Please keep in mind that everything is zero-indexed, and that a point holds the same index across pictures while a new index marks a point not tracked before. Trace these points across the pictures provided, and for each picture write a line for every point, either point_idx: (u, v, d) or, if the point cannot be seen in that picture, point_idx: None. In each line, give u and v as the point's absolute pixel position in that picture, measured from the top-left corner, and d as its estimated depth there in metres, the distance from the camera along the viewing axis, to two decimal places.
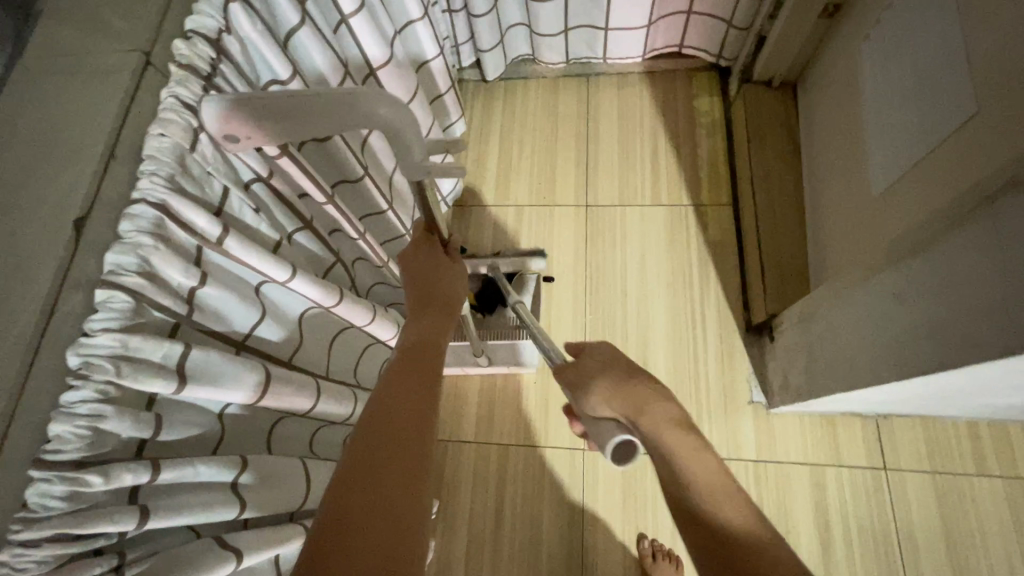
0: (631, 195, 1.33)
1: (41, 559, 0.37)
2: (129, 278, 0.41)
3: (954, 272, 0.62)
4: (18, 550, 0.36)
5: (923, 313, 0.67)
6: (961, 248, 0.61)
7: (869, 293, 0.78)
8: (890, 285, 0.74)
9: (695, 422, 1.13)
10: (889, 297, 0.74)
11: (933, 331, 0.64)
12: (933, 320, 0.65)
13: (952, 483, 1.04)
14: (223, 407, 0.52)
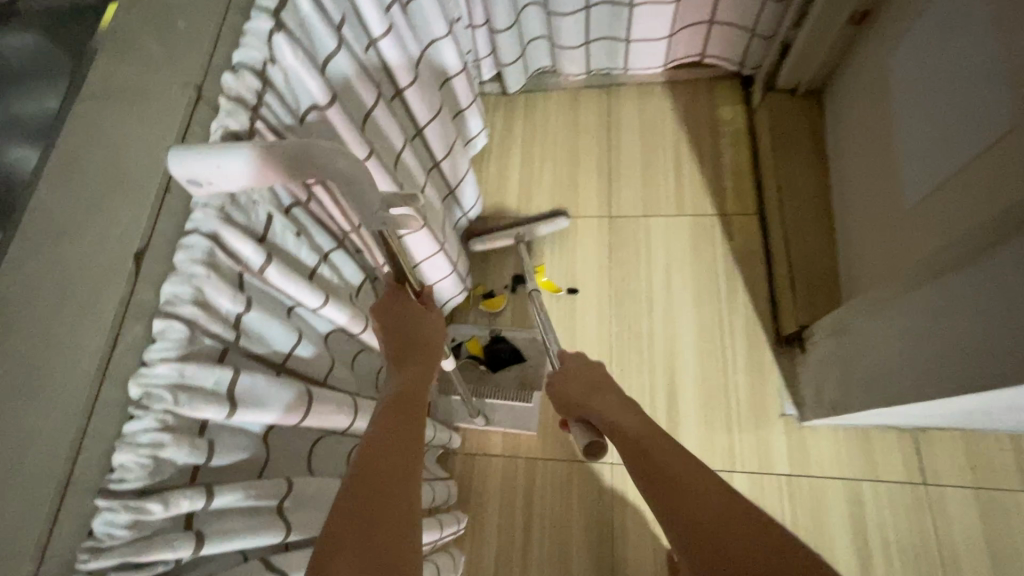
0: (654, 205, 1.33)
1: None
2: (185, 308, 0.43)
3: (996, 288, 0.61)
4: None
5: (964, 329, 0.65)
6: (1005, 263, 0.60)
7: (908, 306, 0.76)
8: (929, 299, 0.73)
9: (725, 435, 1.11)
10: (927, 310, 0.73)
11: (975, 347, 0.63)
12: (975, 336, 0.63)
13: (995, 499, 1.00)
14: (266, 430, 0.52)
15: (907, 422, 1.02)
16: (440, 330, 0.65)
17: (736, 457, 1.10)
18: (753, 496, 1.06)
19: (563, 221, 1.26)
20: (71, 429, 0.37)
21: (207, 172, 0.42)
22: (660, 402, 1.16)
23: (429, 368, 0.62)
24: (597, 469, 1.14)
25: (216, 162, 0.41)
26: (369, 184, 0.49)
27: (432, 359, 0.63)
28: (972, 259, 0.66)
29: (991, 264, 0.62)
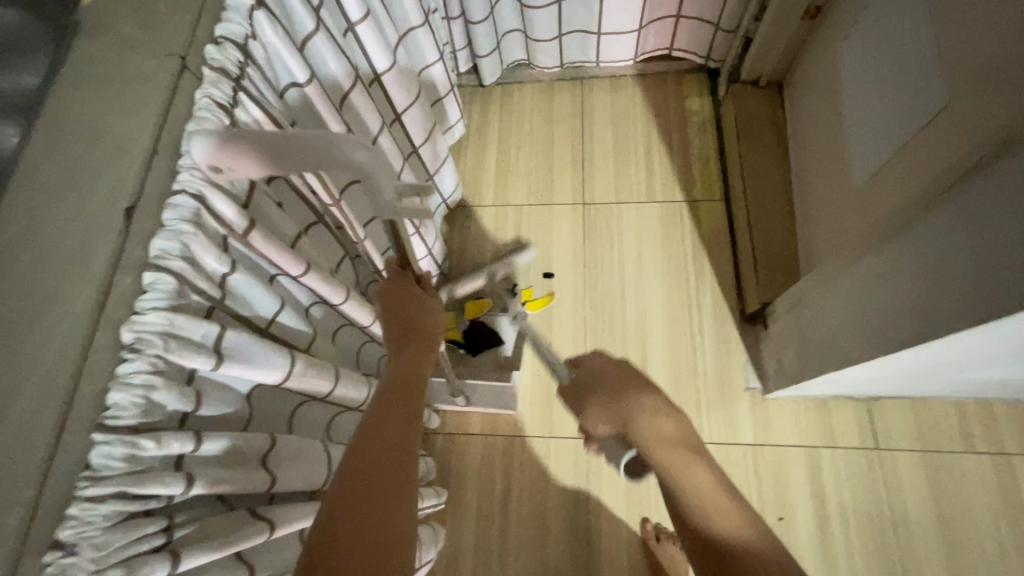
0: (626, 193, 1.38)
1: (106, 514, 0.39)
2: (174, 262, 0.45)
3: (928, 252, 0.67)
4: (86, 504, 0.38)
5: (903, 291, 0.71)
6: (935, 230, 0.66)
7: (855, 276, 0.83)
8: (872, 268, 0.79)
9: (693, 408, 1.17)
10: (871, 278, 0.79)
11: (912, 307, 0.69)
12: (911, 298, 0.69)
13: (941, 461, 1.08)
14: (250, 388, 0.55)
15: (861, 391, 1.09)
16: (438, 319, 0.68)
17: (704, 429, 1.15)
18: (721, 465, 1.12)
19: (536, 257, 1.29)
20: (67, 371, 0.40)
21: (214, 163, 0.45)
22: None
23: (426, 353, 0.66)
24: (572, 445, 1.18)
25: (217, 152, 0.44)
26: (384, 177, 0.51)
27: (429, 346, 0.67)
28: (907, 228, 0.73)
29: (923, 231, 0.68)
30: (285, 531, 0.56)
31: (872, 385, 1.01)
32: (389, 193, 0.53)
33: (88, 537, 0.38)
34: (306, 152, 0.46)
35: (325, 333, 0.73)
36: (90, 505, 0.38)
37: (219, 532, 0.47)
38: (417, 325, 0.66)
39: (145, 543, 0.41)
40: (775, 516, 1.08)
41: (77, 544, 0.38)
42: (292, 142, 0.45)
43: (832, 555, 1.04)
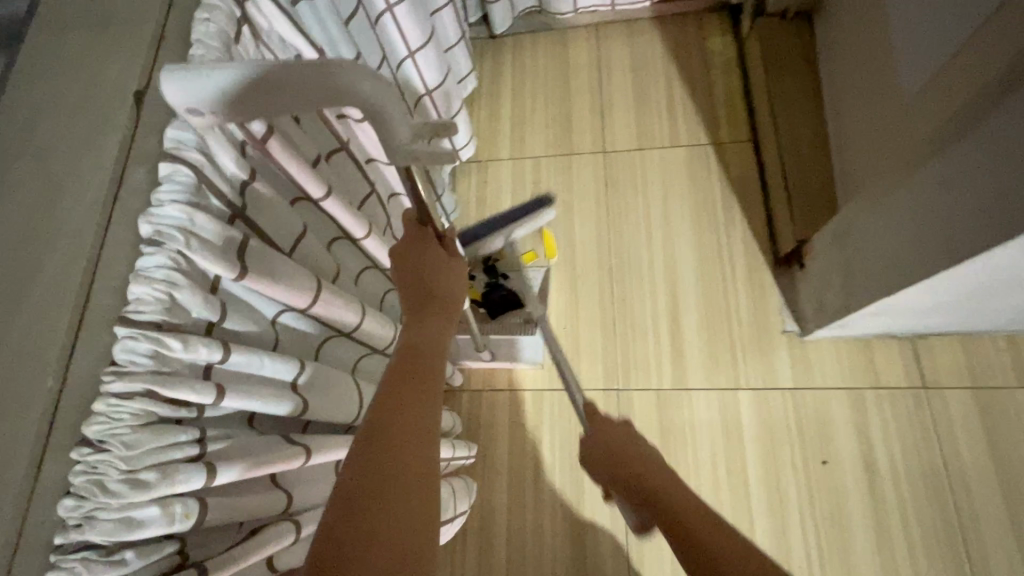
0: (649, 139, 1.32)
1: (136, 413, 0.36)
2: (191, 153, 0.41)
3: (1000, 146, 0.61)
4: (113, 400, 0.35)
5: (968, 195, 0.66)
6: (1006, 123, 0.60)
7: (911, 192, 0.77)
8: (931, 179, 0.73)
9: (729, 355, 1.12)
10: (929, 190, 0.73)
11: (981, 210, 0.64)
12: (980, 200, 0.64)
13: (994, 398, 1.03)
14: (277, 313, 0.52)
15: (908, 329, 1.03)
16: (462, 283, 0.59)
17: (741, 375, 1.11)
18: (758, 411, 1.08)
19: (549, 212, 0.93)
20: (81, 264, 0.36)
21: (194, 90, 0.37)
22: (663, 329, 1.16)
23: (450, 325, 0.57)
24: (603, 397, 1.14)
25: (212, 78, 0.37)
26: (396, 118, 0.40)
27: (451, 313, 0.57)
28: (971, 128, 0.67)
29: (993, 124, 0.62)
30: (320, 461, 0.53)
31: (922, 319, 0.95)
32: (404, 133, 0.41)
33: (118, 435, 0.35)
34: (291, 91, 0.38)
35: (349, 270, 0.69)
36: (120, 401, 0.36)
37: (253, 450, 0.44)
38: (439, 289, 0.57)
39: (180, 451, 0.38)
40: (819, 460, 1.04)
41: (106, 441, 0.35)
42: (276, 78, 0.37)
43: (879, 496, 1.00)
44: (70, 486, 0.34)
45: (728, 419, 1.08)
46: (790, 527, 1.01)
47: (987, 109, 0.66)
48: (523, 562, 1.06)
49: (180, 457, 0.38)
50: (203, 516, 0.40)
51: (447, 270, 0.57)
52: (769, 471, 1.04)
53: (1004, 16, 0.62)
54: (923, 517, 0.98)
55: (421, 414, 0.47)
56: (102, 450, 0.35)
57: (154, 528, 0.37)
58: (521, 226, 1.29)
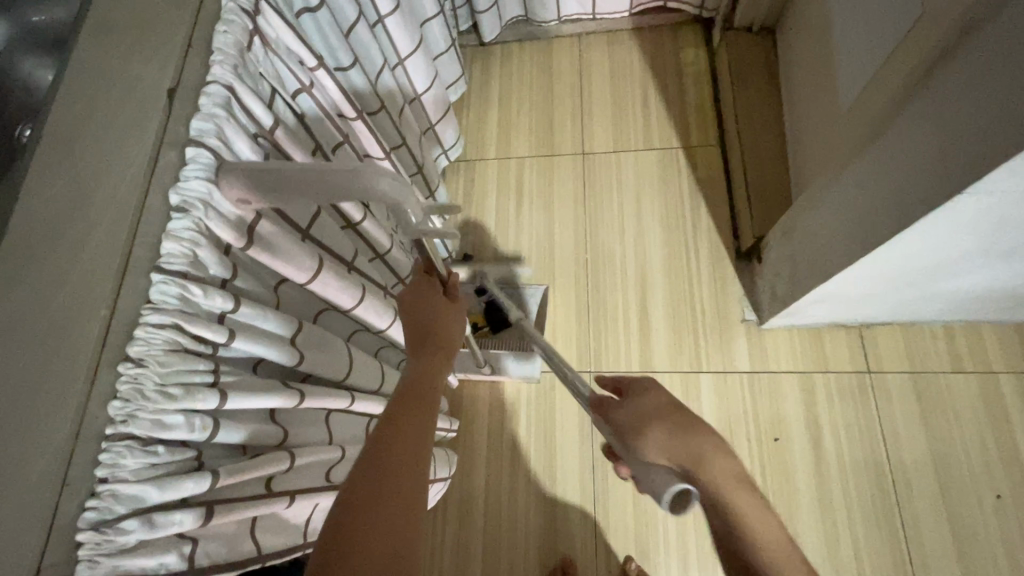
0: (625, 142, 1.42)
1: (165, 340, 0.45)
2: (211, 140, 0.51)
3: (905, 149, 0.71)
4: (149, 328, 0.45)
5: (886, 188, 0.76)
6: (910, 127, 0.70)
7: (842, 190, 0.87)
8: (858, 176, 0.83)
9: (693, 339, 1.22)
10: (857, 185, 0.83)
11: (896, 202, 0.73)
12: (894, 195, 0.74)
13: (929, 380, 1.13)
14: (278, 283, 0.62)
15: (852, 317, 1.13)
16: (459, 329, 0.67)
17: (703, 359, 1.20)
18: (718, 391, 1.17)
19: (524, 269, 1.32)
20: (127, 222, 0.45)
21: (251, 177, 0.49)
22: (633, 316, 1.26)
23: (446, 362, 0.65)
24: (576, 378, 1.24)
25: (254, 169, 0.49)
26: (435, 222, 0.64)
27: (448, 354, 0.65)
28: (885, 134, 0.77)
29: (899, 130, 0.72)
30: (309, 405, 0.62)
31: (862, 306, 1.05)
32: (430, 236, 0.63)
33: (154, 355, 0.45)
34: (302, 184, 0.48)
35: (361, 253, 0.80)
36: (156, 329, 0.45)
37: (255, 388, 0.53)
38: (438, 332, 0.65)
39: (200, 376, 0.48)
40: (772, 437, 1.13)
41: (144, 359, 0.44)
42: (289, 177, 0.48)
43: (825, 470, 1.10)
44: (116, 392, 0.43)
45: (690, 399, 1.17)
46: None
47: (899, 115, 0.76)
48: (500, 530, 1.14)
49: (200, 380, 0.48)
50: (216, 432, 0.49)
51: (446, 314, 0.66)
52: (726, 446, 1.13)
53: (911, 36, 0.72)
54: (864, 488, 1.08)
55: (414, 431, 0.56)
56: (141, 366, 0.44)
57: (178, 433, 0.46)
58: (505, 221, 1.39)
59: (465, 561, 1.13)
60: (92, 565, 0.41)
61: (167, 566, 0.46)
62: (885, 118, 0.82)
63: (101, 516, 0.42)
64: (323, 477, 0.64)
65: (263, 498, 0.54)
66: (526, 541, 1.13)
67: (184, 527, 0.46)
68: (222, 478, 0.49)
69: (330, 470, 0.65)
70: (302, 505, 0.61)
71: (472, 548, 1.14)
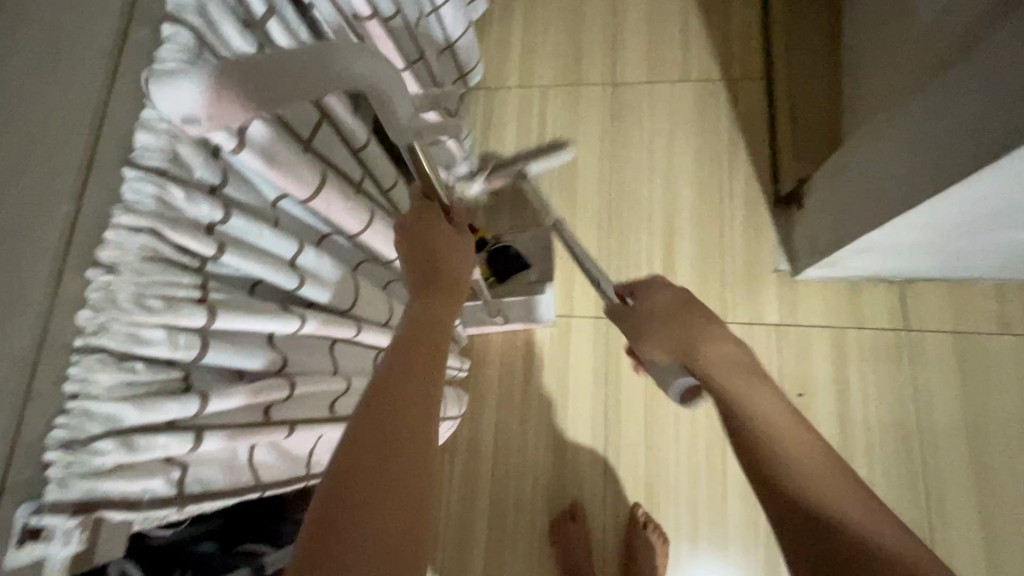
0: (659, 72, 1.30)
1: (141, 247, 0.42)
2: (191, 17, 0.47)
3: (985, 72, 0.61)
4: (122, 231, 0.42)
5: (956, 123, 0.66)
6: (993, 49, 0.60)
7: (901, 126, 0.77)
8: (920, 110, 0.73)
9: (719, 288, 1.15)
10: (920, 120, 0.73)
11: (968, 136, 0.64)
12: (965, 128, 0.64)
13: (972, 341, 1.06)
14: (277, 198, 0.56)
15: (896, 270, 1.05)
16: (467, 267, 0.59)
17: (728, 308, 1.14)
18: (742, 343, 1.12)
19: (564, 154, 1.26)
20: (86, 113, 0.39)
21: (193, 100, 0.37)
22: (656, 262, 1.19)
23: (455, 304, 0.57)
24: (592, 322, 1.19)
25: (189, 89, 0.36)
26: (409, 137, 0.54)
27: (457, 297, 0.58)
28: (962, 59, 0.66)
29: (982, 50, 0.62)
30: (314, 332, 0.58)
31: (910, 259, 0.97)
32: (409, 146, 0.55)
33: (127, 262, 0.42)
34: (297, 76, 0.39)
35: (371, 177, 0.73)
36: (130, 232, 0.42)
37: (248, 307, 0.49)
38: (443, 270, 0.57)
39: (183, 290, 0.45)
40: (795, 391, 1.08)
41: (118, 265, 0.42)
42: (276, 63, 0.38)
43: (848, 428, 1.05)
44: (86, 300, 0.41)
45: None
46: None
47: (982, 36, 0.65)
48: (507, 471, 1.14)
49: (182, 295, 0.45)
50: (204, 352, 0.46)
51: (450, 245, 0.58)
52: None
53: None
54: (888, 449, 1.04)
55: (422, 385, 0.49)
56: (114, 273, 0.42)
57: (160, 349, 0.43)
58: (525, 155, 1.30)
59: (471, 499, 1.13)
60: (62, 486, 0.38)
61: (152, 491, 0.43)
62: (963, 41, 0.71)
63: (73, 435, 0.39)
64: (327, 408, 0.60)
65: (261, 425, 0.50)
66: (533, 482, 1.12)
67: (169, 452, 0.43)
68: (211, 402, 0.46)
69: (335, 402, 0.62)
70: (306, 435, 0.58)
71: (479, 487, 1.13)
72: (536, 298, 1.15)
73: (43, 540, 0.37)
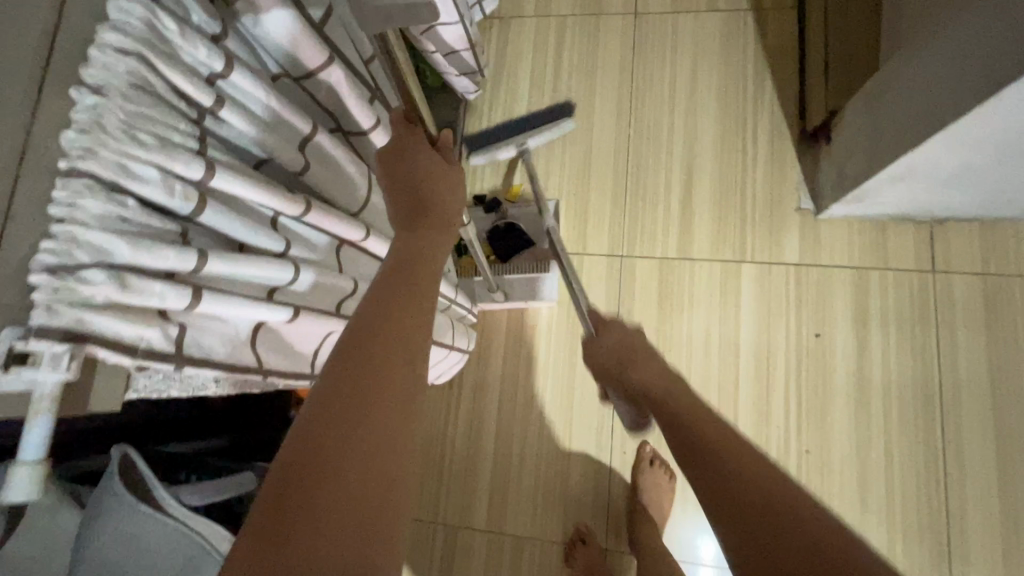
0: (685, 2, 1.23)
1: (129, 73, 0.39)
2: None
3: None
4: (111, 49, 0.38)
5: (1006, 24, 0.61)
6: None
7: (944, 38, 0.72)
8: (966, 16, 0.68)
9: (739, 227, 1.11)
10: (964, 27, 0.68)
11: (1016, 37, 0.60)
12: (1018, 26, 0.59)
13: (1001, 283, 1.02)
14: (276, 72, 0.53)
15: (928, 208, 1.00)
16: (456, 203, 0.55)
17: (747, 248, 1.10)
18: (759, 284, 1.08)
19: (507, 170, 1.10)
20: None
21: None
22: (674, 200, 1.15)
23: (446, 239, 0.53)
24: (605, 261, 1.15)
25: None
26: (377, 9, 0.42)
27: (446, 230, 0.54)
28: None
29: None
30: (321, 225, 0.54)
31: (944, 191, 0.92)
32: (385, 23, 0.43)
33: (115, 86, 0.38)
34: None
35: (384, 91, 0.69)
36: (118, 53, 0.38)
37: (249, 176, 0.46)
38: (432, 203, 0.53)
39: (179, 135, 0.42)
40: (813, 333, 1.05)
41: (106, 88, 0.38)
42: None
43: (865, 370, 1.03)
44: (70, 121, 0.37)
45: (728, 290, 1.09)
46: (775, 395, 1.04)
47: None
48: (514, 408, 1.13)
49: (179, 140, 0.41)
50: (202, 209, 0.43)
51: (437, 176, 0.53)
52: (761, 339, 1.06)
53: None
54: (905, 392, 1.01)
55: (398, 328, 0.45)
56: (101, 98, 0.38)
57: (156, 193, 0.40)
58: (540, 89, 1.24)
59: (478, 434, 1.13)
60: (48, 311, 0.35)
61: (149, 341, 0.40)
62: None
63: (61, 261, 0.37)
64: (332, 305, 0.58)
65: (264, 301, 0.48)
66: (541, 418, 1.11)
67: (165, 303, 0.40)
68: (212, 263, 0.43)
69: (341, 301, 0.60)
70: (311, 328, 0.56)
71: (486, 422, 1.13)
72: (543, 274, 1.12)
73: (30, 366, 0.34)
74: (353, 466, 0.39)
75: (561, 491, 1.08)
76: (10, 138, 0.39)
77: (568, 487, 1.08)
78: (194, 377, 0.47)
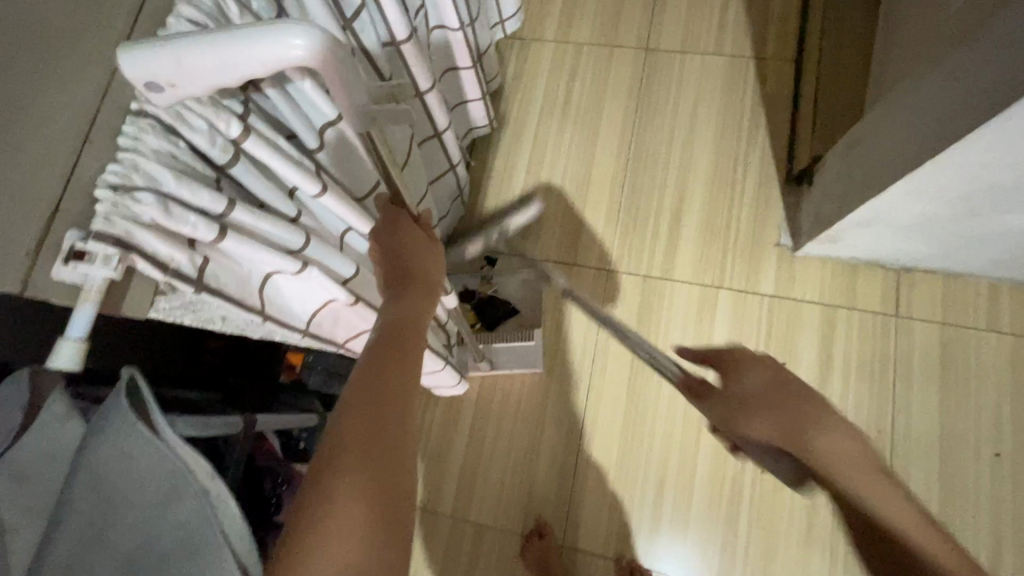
0: (693, 44, 1.32)
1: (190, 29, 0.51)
2: None
3: (992, 36, 0.64)
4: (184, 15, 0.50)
5: (959, 89, 0.69)
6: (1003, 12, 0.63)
7: (910, 100, 0.80)
8: (928, 80, 0.76)
9: (721, 256, 1.18)
10: (925, 89, 0.76)
11: (967, 100, 0.67)
12: (968, 91, 0.67)
13: (958, 334, 1.08)
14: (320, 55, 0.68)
15: (896, 255, 1.08)
16: (438, 262, 0.62)
17: (726, 275, 1.17)
18: (734, 310, 1.15)
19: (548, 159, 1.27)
20: None
21: (226, 61, 0.39)
22: (664, 224, 1.22)
23: (430, 301, 0.61)
24: (593, 273, 1.22)
25: (230, 58, 0.39)
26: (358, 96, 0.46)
27: (431, 289, 0.61)
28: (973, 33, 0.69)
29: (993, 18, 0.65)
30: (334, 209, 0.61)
31: (908, 240, 1.00)
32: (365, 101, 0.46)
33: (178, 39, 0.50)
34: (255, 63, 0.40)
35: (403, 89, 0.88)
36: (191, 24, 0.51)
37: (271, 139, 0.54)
38: (416, 269, 0.60)
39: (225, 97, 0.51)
40: (779, 361, 1.11)
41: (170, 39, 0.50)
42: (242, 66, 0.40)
43: (826, 401, 1.08)
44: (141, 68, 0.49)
45: (705, 314, 1.15)
46: None
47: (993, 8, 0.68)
48: (491, 402, 1.18)
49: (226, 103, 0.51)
50: (234, 162, 0.52)
51: (421, 248, 0.61)
52: None
53: None
54: (861, 426, 1.06)
55: (393, 391, 0.51)
56: None
57: (199, 142, 0.49)
58: (551, 108, 1.33)
59: (454, 422, 1.18)
60: (107, 220, 0.44)
61: (177, 262, 0.49)
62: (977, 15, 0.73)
63: (122, 182, 0.46)
64: (342, 274, 0.64)
65: (280, 252, 0.55)
66: (514, 413, 1.17)
67: (196, 232, 0.49)
68: (237, 212, 0.51)
69: (350, 276, 0.65)
70: (316, 288, 0.62)
71: (463, 413, 1.19)
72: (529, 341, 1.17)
73: (86, 261, 0.43)
74: (369, 498, 0.45)
75: (526, 487, 1.12)
76: (90, 78, 0.47)
77: (535, 484, 1.12)
78: (204, 309, 0.56)
